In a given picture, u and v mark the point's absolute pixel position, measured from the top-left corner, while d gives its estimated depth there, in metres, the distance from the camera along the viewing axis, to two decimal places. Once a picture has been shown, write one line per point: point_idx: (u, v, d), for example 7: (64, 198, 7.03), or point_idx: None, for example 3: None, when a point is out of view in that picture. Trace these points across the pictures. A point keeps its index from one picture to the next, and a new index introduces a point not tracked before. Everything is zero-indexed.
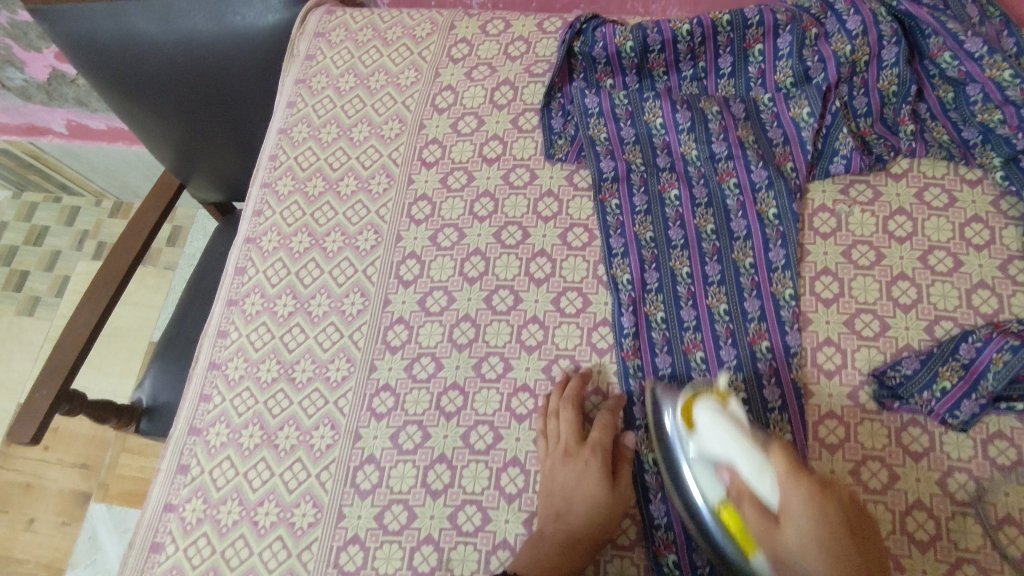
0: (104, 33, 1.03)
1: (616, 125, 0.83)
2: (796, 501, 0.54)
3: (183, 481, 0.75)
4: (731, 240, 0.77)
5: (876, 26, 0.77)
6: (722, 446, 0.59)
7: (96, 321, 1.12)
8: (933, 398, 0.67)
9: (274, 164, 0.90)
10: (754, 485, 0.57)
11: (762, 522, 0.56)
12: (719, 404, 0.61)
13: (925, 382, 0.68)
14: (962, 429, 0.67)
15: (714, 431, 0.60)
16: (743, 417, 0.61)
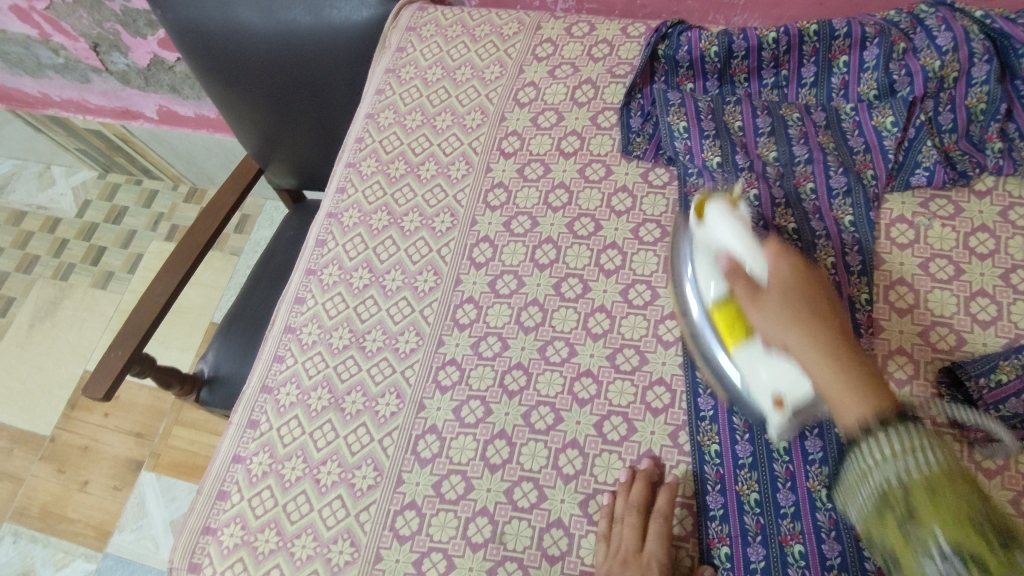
0: (211, 21, 1.10)
1: (698, 119, 0.82)
2: (786, 273, 0.59)
3: (252, 436, 0.79)
4: (814, 239, 0.76)
5: (968, 43, 0.76)
6: (728, 235, 0.63)
7: (173, 291, 1.17)
8: (985, 386, 0.67)
9: (360, 146, 0.94)
10: (748, 262, 0.61)
11: (750, 291, 0.59)
12: (728, 204, 0.65)
13: (984, 369, 0.67)
14: (997, 424, 0.66)
15: (726, 227, 0.64)
16: (749, 218, 0.65)
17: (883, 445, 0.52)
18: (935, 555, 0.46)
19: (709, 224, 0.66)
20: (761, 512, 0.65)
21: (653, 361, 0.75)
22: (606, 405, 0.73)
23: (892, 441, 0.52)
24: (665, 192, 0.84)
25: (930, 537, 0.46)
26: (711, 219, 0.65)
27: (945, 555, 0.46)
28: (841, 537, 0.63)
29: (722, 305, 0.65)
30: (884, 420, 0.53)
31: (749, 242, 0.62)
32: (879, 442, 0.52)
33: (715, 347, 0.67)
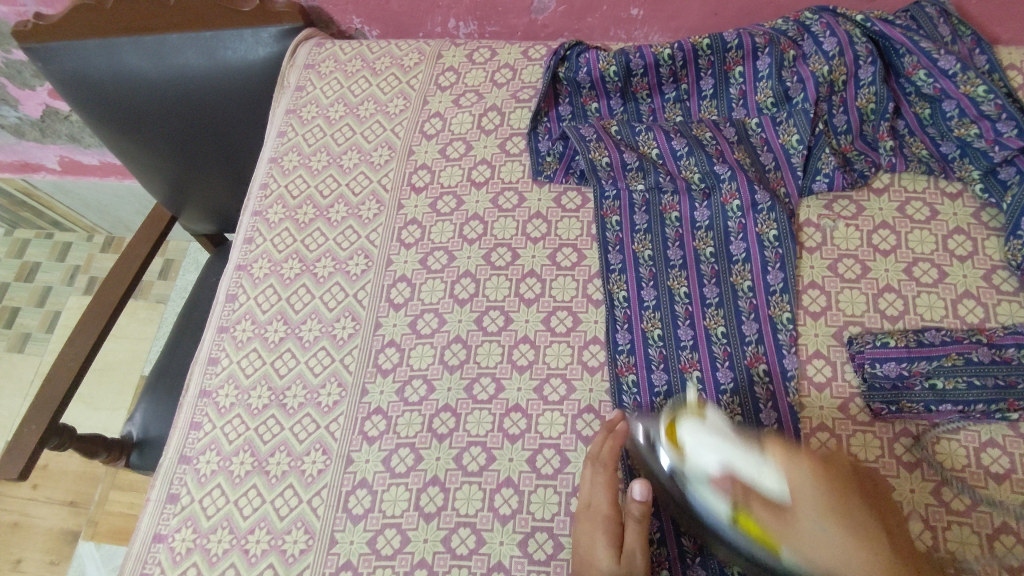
0: (99, 71, 1.05)
1: (617, 151, 0.83)
2: (808, 484, 0.53)
3: (173, 511, 0.74)
4: (730, 264, 0.77)
5: (852, 47, 0.79)
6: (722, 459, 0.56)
7: (86, 354, 1.10)
8: (871, 342, 0.70)
9: (265, 193, 0.91)
10: (759, 485, 0.55)
11: (774, 515, 0.54)
12: (698, 419, 0.59)
13: (875, 334, 0.71)
14: (872, 381, 0.69)
15: (708, 441, 0.57)
16: (724, 422, 0.59)
17: None
18: None
19: (682, 437, 0.59)
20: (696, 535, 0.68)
21: (580, 390, 0.74)
22: (537, 439, 0.72)
23: None
24: (580, 215, 0.83)
25: None
26: (688, 440, 0.59)
27: None
28: None
29: (740, 515, 0.56)
30: None
31: (736, 451, 0.56)
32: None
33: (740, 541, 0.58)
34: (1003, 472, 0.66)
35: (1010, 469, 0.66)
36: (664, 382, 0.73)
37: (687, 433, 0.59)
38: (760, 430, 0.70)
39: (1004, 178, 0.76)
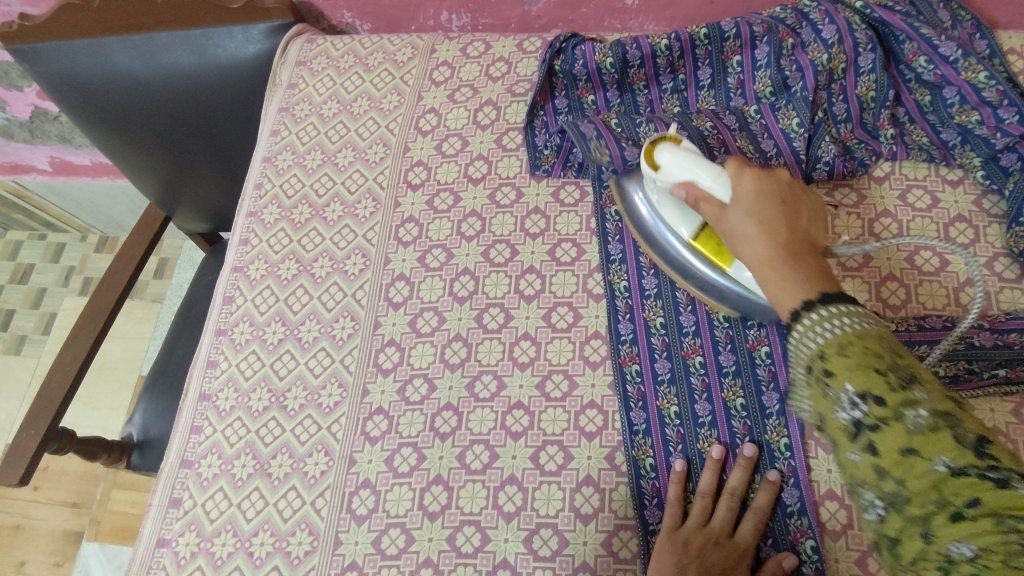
0: (87, 70, 1.04)
1: (619, 146, 0.79)
2: (746, 188, 0.60)
3: (175, 515, 0.74)
4: None
5: (851, 34, 0.78)
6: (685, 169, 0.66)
7: (84, 357, 1.09)
8: None
9: (260, 193, 0.90)
10: (713, 191, 0.62)
11: (713, 211, 0.61)
12: (675, 144, 0.68)
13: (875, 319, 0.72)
14: None
15: (677, 156, 0.66)
16: (697, 149, 0.68)
17: (807, 324, 0.47)
18: (846, 403, 0.42)
19: (659, 157, 0.68)
20: None
21: (583, 386, 0.74)
22: (540, 436, 0.72)
23: (818, 314, 0.47)
24: (578, 209, 0.83)
25: (843, 392, 0.42)
26: (665, 155, 0.68)
27: (856, 403, 0.42)
28: (778, 544, 0.66)
29: (703, 231, 0.69)
30: (812, 300, 0.48)
31: (698, 161, 0.65)
32: (800, 320, 0.48)
33: (700, 271, 0.70)
34: None
35: None
36: (667, 369, 0.72)
37: (666, 154, 0.67)
38: (763, 414, 0.69)
39: (1005, 164, 0.76)
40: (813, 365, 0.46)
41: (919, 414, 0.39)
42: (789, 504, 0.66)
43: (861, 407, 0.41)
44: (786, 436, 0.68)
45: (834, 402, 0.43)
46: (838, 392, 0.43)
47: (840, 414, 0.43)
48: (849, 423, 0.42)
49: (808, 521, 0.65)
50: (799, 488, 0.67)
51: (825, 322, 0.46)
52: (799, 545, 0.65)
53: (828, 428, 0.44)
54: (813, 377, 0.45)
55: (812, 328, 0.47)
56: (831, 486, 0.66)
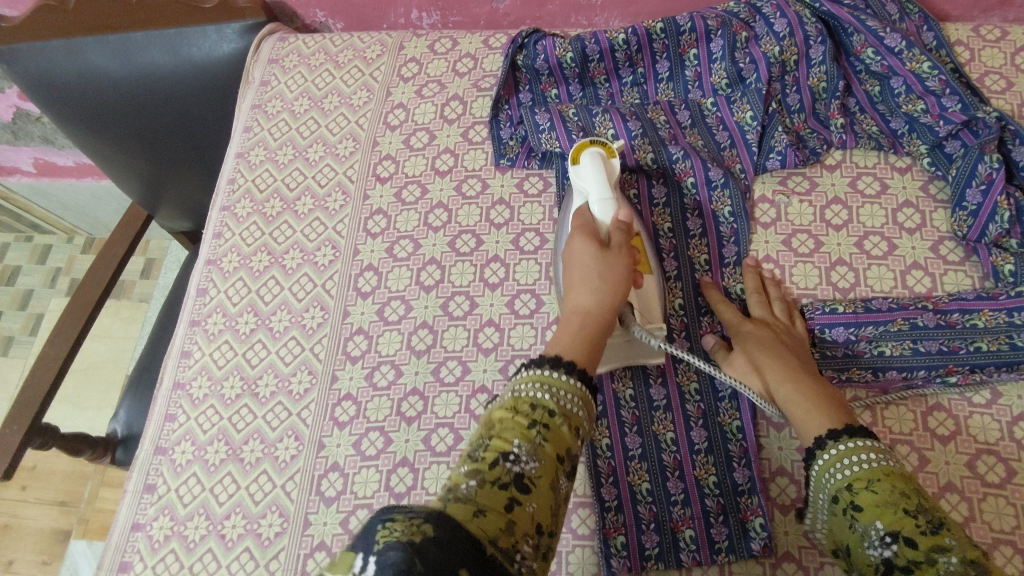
0: (66, 69, 1.06)
1: (570, 137, 0.84)
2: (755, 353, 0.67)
3: (150, 501, 0.76)
4: (688, 239, 0.80)
5: (802, 27, 0.81)
6: (590, 185, 0.70)
7: (66, 353, 1.10)
8: (820, 310, 0.73)
9: (233, 188, 0.92)
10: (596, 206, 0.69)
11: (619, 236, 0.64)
12: (601, 150, 0.73)
13: (822, 302, 0.73)
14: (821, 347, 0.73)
15: (590, 169, 0.71)
16: (616, 169, 0.73)
17: (845, 451, 0.55)
18: (874, 539, 0.50)
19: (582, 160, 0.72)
20: (653, 501, 0.69)
21: None
22: None
23: (841, 446, 0.55)
24: (541, 200, 0.85)
25: (870, 525, 0.51)
26: (587, 164, 0.71)
27: (883, 539, 0.50)
28: (729, 521, 0.67)
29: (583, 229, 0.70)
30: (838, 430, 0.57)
31: (601, 186, 0.69)
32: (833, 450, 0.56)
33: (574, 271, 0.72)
34: (948, 434, 0.68)
35: (955, 431, 0.68)
36: None
37: (586, 158, 0.72)
38: (716, 397, 0.72)
39: (949, 151, 0.79)
40: (838, 497, 0.54)
41: (950, 560, 0.46)
42: (740, 483, 0.69)
43: (892, 547, 0.49)
44: (738, 417, 0.71)
45: (863, 536, 0.51)
46: (867, 529, 0.51)
47: (869, 549, 0.50)
48: (877, 560, 0.50)
49: (757, 500, 0.67)
50: (750, 468, 0.69)
51: (841, 463, 0.55)
52: (749, 522, 0.67)
53: (855, 558, 0.52)
54: (838, 508, 0.54)
55: (829, 468, 0.55)
56: (780, 463, 0.69)
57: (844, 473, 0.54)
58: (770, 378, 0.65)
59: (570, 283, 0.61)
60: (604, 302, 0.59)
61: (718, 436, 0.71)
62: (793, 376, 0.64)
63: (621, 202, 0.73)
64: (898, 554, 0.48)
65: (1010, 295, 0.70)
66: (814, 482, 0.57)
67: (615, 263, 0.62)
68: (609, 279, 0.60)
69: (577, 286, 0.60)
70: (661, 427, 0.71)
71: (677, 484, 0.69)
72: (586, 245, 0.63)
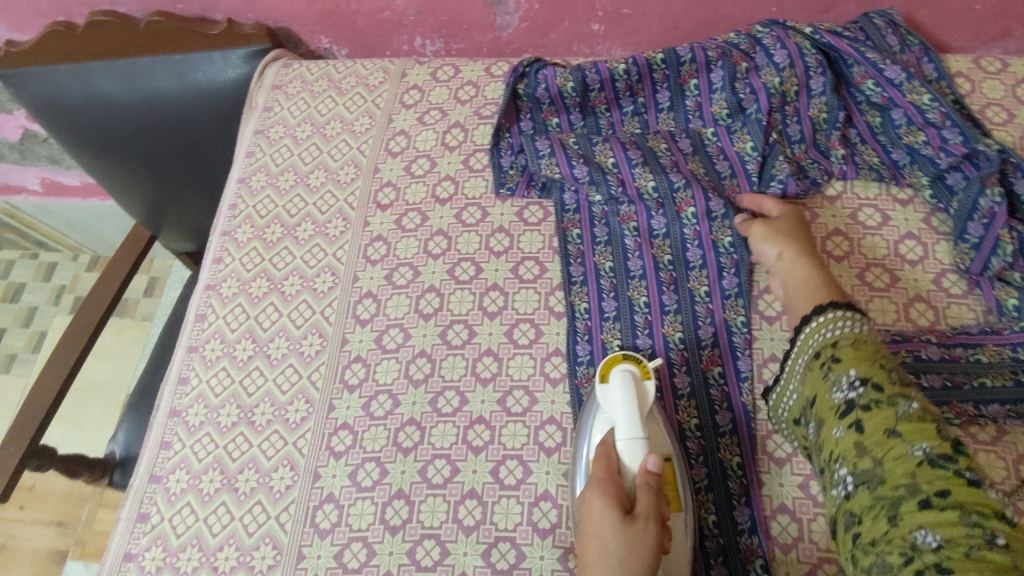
0: (72, 93, 1.07)
1: (570, 166, 0.85)
2: (784, 229, 0.76)
3: (143, 530, 0.75)
4: (687, 271, 0.79)
5: (802, 58, 0.82)
6: (615, 411, 0.66)
7: (65, 375, 1.10)
8: None
9: (234, 213, 0.92)
10: (621, 447, 0.64)
11: (643, 521, 0.59)
12: (638, 377, 0.68)
13: None
14: None
15: (620, 397, 0.66)
16: (651, 395, 0.68)
17: (838, 319, 0.65)
18: (845, 385, 0.60)
19: (613, 377, 0.68)
20: None
21: (542, 402, 0.75)
22: (500, 450, 0.73)
23: (826, 316, 0.66)
24: (541, 229, 0.85)
25: (845, 374, 0.60)
26: (616, 385, 0.67)
27: (852, 385, 0.60)
28: (729, 561, 0.66)
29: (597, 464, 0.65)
30: (824, 306, 0.66)
31: (631, 422, 0.64)
32: (822, 319, 0.66)
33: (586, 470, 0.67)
34: None
35: None
36: None
37: (616, 378, 0.68)
38: (716, 433, 0.72)
39: (951, 183, 0.78)
40: (822, 352, 0.64)
41: (910, 405, 0.56)
42: (740, 522, 0.67)
43: (859, 390, 0.59)
44: (738, 453, 0.70)
45: (834, 383, 0.61)
46: (840, 376, 0.61)
47: (837, 392, 0.60)
48: (841, 400, 0.60)
49: (757, 539, 0.66)
50: (750, 506, 0.68)
51: (830, 326, 0.65)
52: (749, 563, 0.66)
53: (820, 404, 0.62)
54: (818, 363, 0.64)
55: (818, 330, 0.66)
56: (782, 501, 0.68)
57: (832, 333, 0.64)
58: (784, 248, 0.75)
59: (586, 558, 0.59)
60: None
61: (718, 473, 0.70)
62: (808, 260, 0.74)
63: (652, 431, 0.68)
64: (863, 395, 0.58)
65: (1015, 330, 0.71)
66: (799, 347, 0.68)
67: (637, 544, 0.58)
68: (630, 564, 0.57)
69: (592, 568, 0.58)
70: None
71: None
72: (607, 516, 0.59)
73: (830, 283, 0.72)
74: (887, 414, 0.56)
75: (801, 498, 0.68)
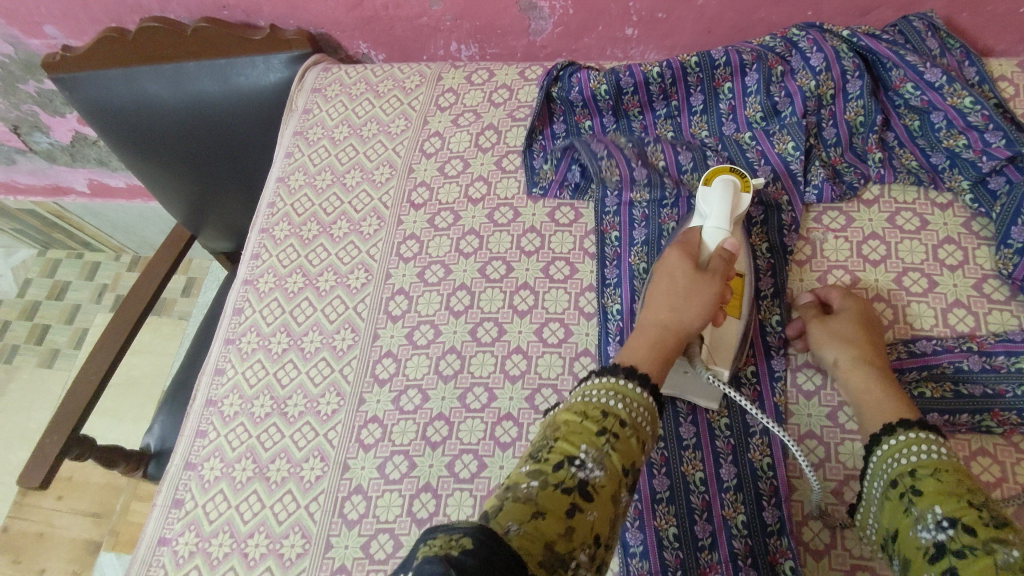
0: (122, 96, 1.12)
1: (627, 164, 0.85)
2: (837, 326, 0.70)
3: (177, 515, 0.77)
4: None
5: (839, 62, 0.80)
6: (712, 210, 0.70)
7: (107, 367, 1.13)
8: None
9: (272, 211, 0.95)
10: (706, 229, 0.70)
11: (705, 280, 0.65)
12: (738, 183, 0.71)
13: None
14: None
15: (719, 198, 0.70)
16: (745, 205, 0.71)
17: (905, 440, 0.60)
18: (930, 523, 0.54)
19: (717, 183, 0.71)
20: (680, 546, 0.66)
21: None
22: (528, 447, 0.73)
23: (899, 437, 0.60)
24: (572, 230, 0.86)
25: (928, 510, 0.55)
26: (717, 189, 0.71)
27: (938, 523, 0.54)
28: (758, 564, 0.66)
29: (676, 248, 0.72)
30: (891, 424, 0.61)
31: (722, 223, 0.69)
32: (894, 440, 0.61)
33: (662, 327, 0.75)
34: (993, 481, 0.66)
35: (1001, 477, 0.66)
36: None
37: (721, 184, 0.71)
38: (746, 432, 0.71)
39: (993, 188, 0.77)
40: (899, 481, 0.58)
41: (1010, 552, 0.49)
42: (770, 523, 0.67)
43: (949, 531, 0.53)
44: (769, 454, 0.70)
45: (917, 519, 0.55)
46: (924, 512, 0.55)
47: (922, 531, 0.54)
48: (929, 542, 0.54)
49: (787, 542, 0.65)
50: (780, 508, 0.67)
51: (903, 452, 0.59)
52: (778, 565, 0.65)
53: (901, 542, 0.56)
54: (895, 492, 0.58)
55: (891, 456, 0.60)
56: (813, 506, 0.67)
57: (907, 460, 0.59)
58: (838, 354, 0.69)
59: (654, 298, 0.66)
60: (682, 318, 0.64)
61: (748, 475, 0.69)
62: (867, 364, 0.67)
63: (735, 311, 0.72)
64: (954, 538, 0.52)
65: None
66: (872, 471, 0.62)
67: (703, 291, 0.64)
68: (693, 299, 0.64)
69: (665, 301, 0.65)
70: (690, 466, 0.70)
71: (706, 527, 0.67)
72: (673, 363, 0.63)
73: (894, 393, 0.65)
74: (983, 562, 0.50)
75: (836, 505, 0.67)
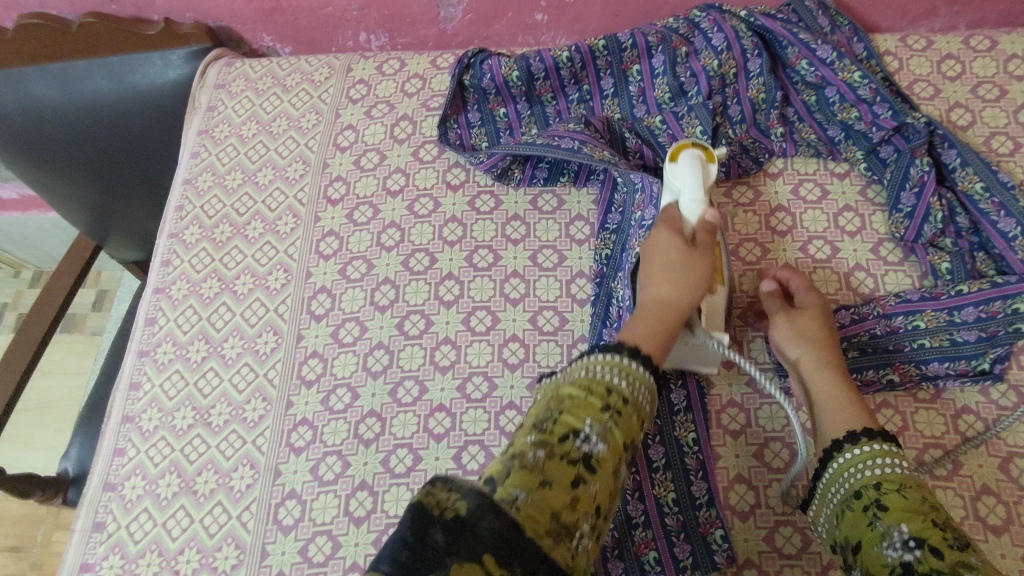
0: (10, 99, 1.05)
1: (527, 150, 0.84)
2: (803, 320, 0.71)
3: (99, 539, 0.73)
4: None
5: (738, 41, 0.84)
6: (684, 183, 0.72)
7: (11, 392, 1.05)
8: None
9: (180, 214, 0.91)
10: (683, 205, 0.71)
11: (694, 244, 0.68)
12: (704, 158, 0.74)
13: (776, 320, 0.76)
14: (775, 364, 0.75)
15: (690, 173, 0.72)
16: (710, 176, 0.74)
17: (869, 450, 0.61)
18: (896, 541, 0.54)
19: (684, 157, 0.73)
20: (615, 527, 0.68)
21: (502, 387, 0.76)
22: (461, 436, 0.74)
23: (863, 448, 0.61)
24: (493, 217, 0.86)
25: (896, 527, 0.55)
26: (686, 164, 0.72)
27: (906, 543, 0.53)
28: (690, 538, 0.68)
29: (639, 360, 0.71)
30: (857, 432, 0.62)
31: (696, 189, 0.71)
32: (859, 448, 0.61)
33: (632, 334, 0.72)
34: (895, 430, 0.70)
35: (902, 427, 0.70)
36: None
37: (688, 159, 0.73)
38: (671, 412, 0.73)
39: (883, 156, 0.82)
40: (863, 493, 0.59)
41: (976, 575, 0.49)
42: (698, 496, 0.69)
43: (916, 552, 0.52)
44: (693, 431, 0.71)
45: (884, 535, 0.55)
46: (890, 529, 0.55)
47: (887, 549, 0.54)
48: (895, 560, 0.53)
49: (715, 511, 0.68)
50: (706, 481, 0.69)
51: (869, 462, 0.60)
52: (708, 536, 0.67)
53: (865, 556, 0.56)
54: (860, 504, 0.58)
55: (857, 463, 0.60)
56: (738, 471, 0.71)
57: (872, 472, 0.59)
58: (801, 351, 0.70)
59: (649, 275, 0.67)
60: (682, 293, 0.65)
61: (675, 451, 0.71)
62: (832, 361, 0.69)
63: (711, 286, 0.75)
64: (921, 559, 0.52)
65: (950, 295, 0.72)
66: (833, 477, 0.62)
67: (698, 259, 0.67)
68: (692, 272, 0.66)
69: (659, 278, 0.66)
70: None
71: (638, 506, 0.69)
72: (673, 241, 0.68)
73: (858, 398, 0.66)
74: None
75: (757, 467, 0.70)
